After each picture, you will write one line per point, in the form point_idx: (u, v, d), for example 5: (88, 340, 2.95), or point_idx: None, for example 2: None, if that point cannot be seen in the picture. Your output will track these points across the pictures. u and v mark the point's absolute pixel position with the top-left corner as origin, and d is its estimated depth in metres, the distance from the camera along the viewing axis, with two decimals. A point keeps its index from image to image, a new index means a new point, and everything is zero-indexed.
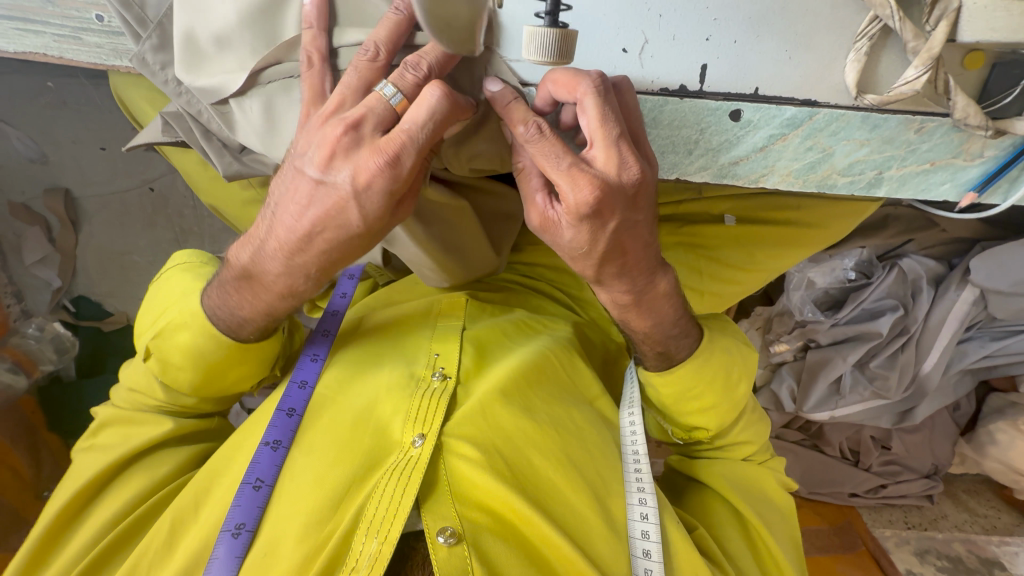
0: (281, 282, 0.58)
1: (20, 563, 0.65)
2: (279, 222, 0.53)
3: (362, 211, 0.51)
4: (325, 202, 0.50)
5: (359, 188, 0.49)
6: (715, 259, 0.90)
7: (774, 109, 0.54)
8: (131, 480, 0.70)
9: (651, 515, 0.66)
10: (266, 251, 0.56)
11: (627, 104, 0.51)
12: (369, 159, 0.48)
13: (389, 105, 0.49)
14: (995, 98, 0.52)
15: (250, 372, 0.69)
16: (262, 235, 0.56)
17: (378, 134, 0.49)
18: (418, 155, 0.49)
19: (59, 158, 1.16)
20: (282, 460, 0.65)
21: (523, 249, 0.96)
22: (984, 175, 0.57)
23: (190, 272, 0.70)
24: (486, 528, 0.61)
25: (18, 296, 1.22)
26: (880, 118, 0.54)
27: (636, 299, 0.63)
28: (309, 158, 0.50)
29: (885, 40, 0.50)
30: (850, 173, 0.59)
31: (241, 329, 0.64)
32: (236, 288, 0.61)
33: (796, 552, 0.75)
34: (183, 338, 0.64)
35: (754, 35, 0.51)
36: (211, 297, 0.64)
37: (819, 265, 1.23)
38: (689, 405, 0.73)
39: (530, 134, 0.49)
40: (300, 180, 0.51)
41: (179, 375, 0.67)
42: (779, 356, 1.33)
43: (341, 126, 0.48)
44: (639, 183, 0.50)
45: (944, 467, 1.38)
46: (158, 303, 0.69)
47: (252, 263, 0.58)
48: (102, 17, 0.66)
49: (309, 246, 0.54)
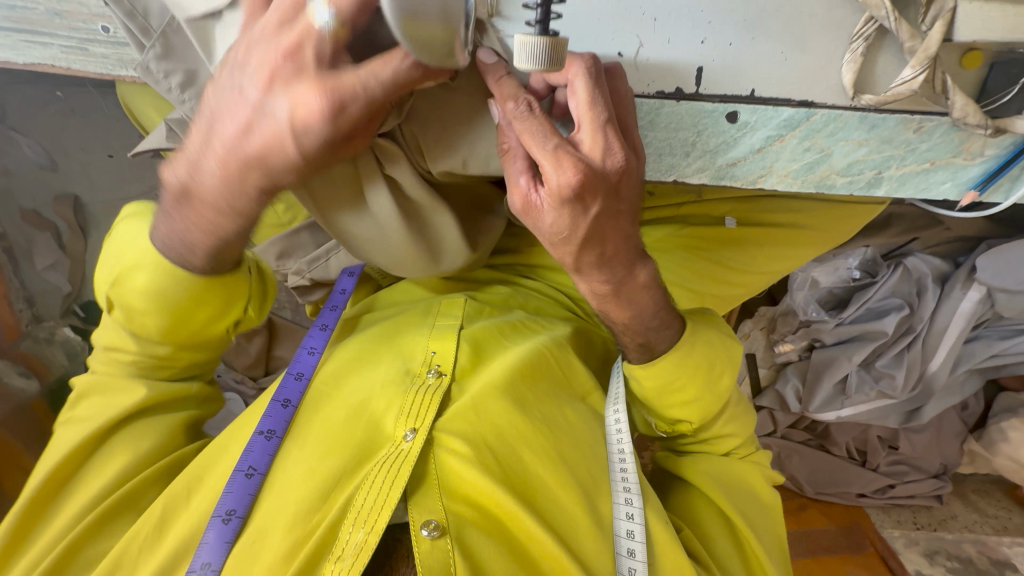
0: (217, 207, 0.54)
1: (2, 535, 0.64)
2: (215, 138, 0.49)
3: (299, 147, 0.48)
4: (260, 130, 0.47)
5: (295, 123, 0.46)
6: (716, 261, 0.90)
7: (770, 110, 0.54)
8: (117, 452, 0.70)
9: (637, 515, 0.66)
10: (200, 166, 0.52)
11: (619, 89, 0.52)
12: (308, 95, 0.44)
13: (326, 30, 0.42)
14: (994, 96, 0.52)
15: (217, 313, 0.68)
16: (196, 147, 0.51)
17: (321, 68, 0.44)
18: (365, 106, 0.46)
19: (69, 166, 1.18)
20: (275, 449, 0.66)
21: (522, 250, 0.95)
22: (985, 174, 0.57)
23: (141, 219, 0.66)
24: (472, 521, 0.61)
25: (29, 301, 1.24)
26: (878, 118, 0.54)
27: (614, 290, 0.62)
28: (247, 77, 0.46)
29: (881, 40, 0.50)
30: (849, 174, 0.59)
31: (193, 258, 0.61)
32: (181, 211, 0.57)
33: (782, 555, 0.74)
34: (141, 279, 0.62)
35: (749, 36, 0.51)
36: (161, 222, 0.60)
37: (823, 265, 1.23)
38: (671, 398, 0.72)
39: (520, 111, 0.48)
40: (234, 98, 0.47)
41: (145, 321, 0.66)
42: (784, 356, 1.33)
43: (282, 52, 0.44)
44: (622, 171, 0.52)
45: (953, 467, 1.37)
46: (112, 249, 0.66)
47: (190, 179, 0.53)
48: (108, 28, 0.68)
49: (244, 174, 0.50)
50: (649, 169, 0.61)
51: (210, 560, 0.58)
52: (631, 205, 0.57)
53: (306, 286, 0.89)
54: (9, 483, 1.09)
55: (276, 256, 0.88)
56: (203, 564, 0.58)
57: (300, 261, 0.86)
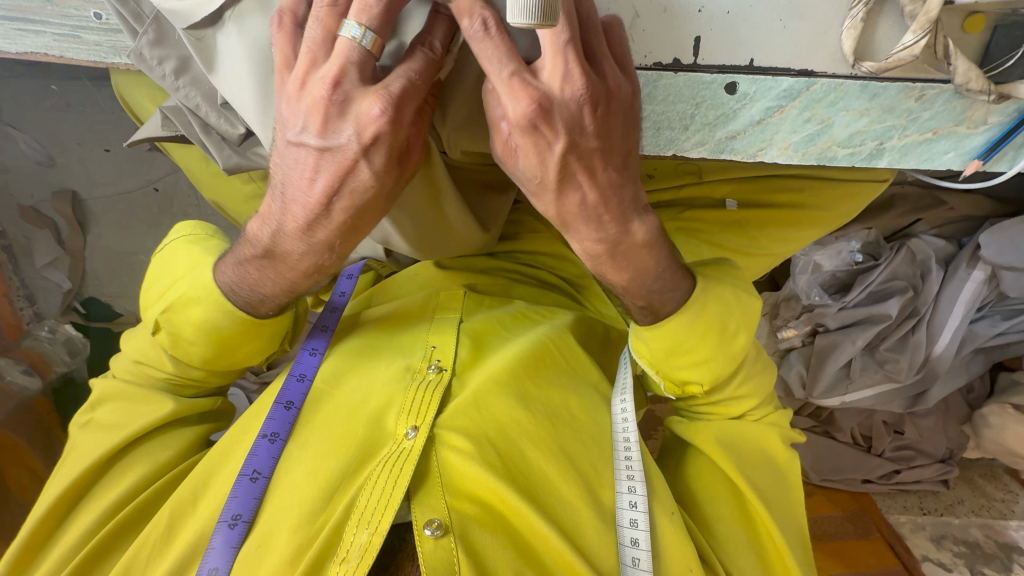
0: (306, 259, 0.60)
1: (23, 541, 0.66)
2: (295, 199, 0.55)
3: (375, 163, 0.53)
4: (336, 165, 0.52)
5: (366, 142, 0.51)
6: (716, 243, 0.89)
7: (770, 80, 0.53)
8: (133, 464, 0.71)
9: (639, 504, 0.65)
10: (285, 229, 0.58)
11: (585, 13, 0.48)
12: (368, 108, 0.49)
13: (362, 47, 0.48)
14: (997, 62, 0.51)
15: (261, 348, 0.71)
16: (275, 215, 0.58)
17: (364, 85, 0.49)
18: (417, 99, 0.50)
19: (66, 161, 1.17)
20: (279, 452, 0.65)
21: (522, 237, 0.95)
22: (988, 143, 0.56)
23: (195, 245, 0.72)
24: (474, 518, 0.60)
25: (30, 299, 1.26)
26: (879, 87, 0.53)
27: (610, 248, 0.59)
28: (305, 129, 0.51)
29: (882, 5, 0.49)
30: (849, 145, 0.58)
31: (260, 304, 0.66)
32: (258, 266, 0.62)
33: (803, 541, 0.73)
34: (195, 312, 0.66)
35: (747, 4, 0.51)
36: (223, 274, 0.65)
37: (825, 248, 1.22)
38: (680, 360, 0.70)
39: (475, 30, 0.46)
40: (303, 153, 0.53)
41: (191, 348, 0.69)
42: (787, 342, 1.31)
43: (325, 87, 0.49)
44: (587, 95, 0.48)
45: (959, 452, 1.36)
46: (166, 274, 0.71)
47: (272, 244, 0.59)
48: (100, 14, 0.67)
49: (331, 210, 0.56)
50: (648, 144, 0.60)
51: (217, 565, 0.58)
52: (612, 142, 0.53)
53: None
54: (15, 482, 1.09)
55: None
56: (211, 569, 0.58)
57: None
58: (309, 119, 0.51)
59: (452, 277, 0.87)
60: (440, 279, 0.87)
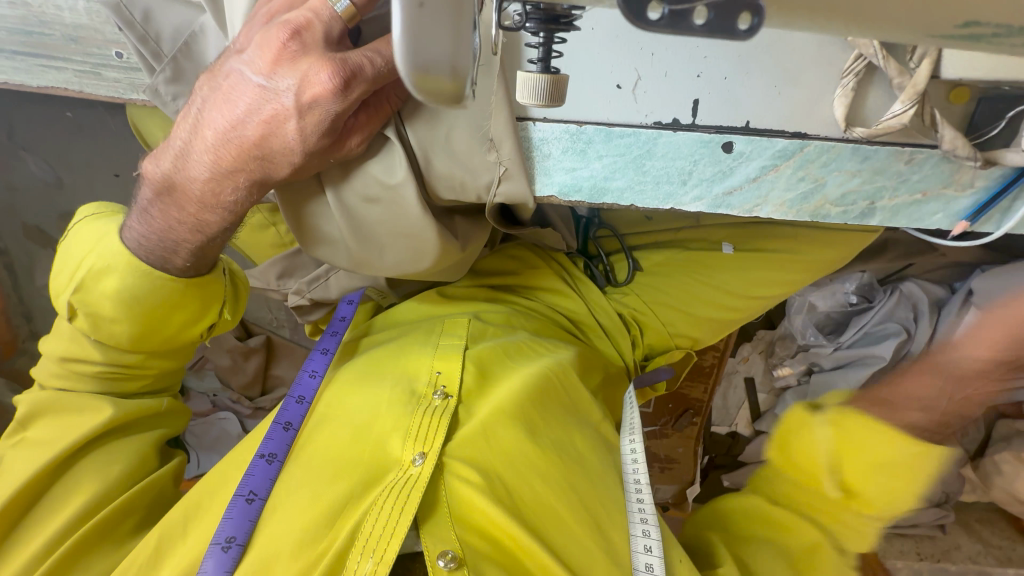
0: (207, 187, 0.62)
1: None
2: (212, 121, 0.58)
3: (301, 128, 0.55)
4: (268, 114, 0.55)
5: (301, 98, 0.53)
6: (708, 284, 0.94)
7: (765, 141, 0.56)
8: (82, 480, 0.70)
9: (654, 548, 0.64)
10: (192, 149, 0.60)
11: None
12: (321, 75, 0.52)
13: (334, 11, 0.51)
14: (981, 132, 0.53)
15: (193, 317, 0.74)
16: (188, 137, 0.60)
17: (325, 45, 0.52)
18: (373, 84, 0.53)
19: (74, 182, 1.19)
20: (276, 473, 0.68)
21: (523, 272, 0.97)
22: (976, 205, 0.58)
23: (100, 219, 0.73)
24: (485, 555, 0.59)
25: (27, 316, 1.31)
26: (870, 150, 0.56)
27: None
28: (252, 62, 0.54)
29: (871, 77, 0.52)
30: (842, 204, 0.60)
31: (174, 254, 0.67)
32: (161, 208, 0.65)
33: None
34: (109, 284, 0.68)
35: (744, 72, 0.53)
36: (131, 228, 0.67)
37: (819, 289, 1.25)
38: (882, 474, 0.71)
39: None
40: (244, 83, 0.55)
41: (115, 329, 0.70)
42: (782, 380, 1.32)
43: (286, 31, 0.52)
44: None
45: (956, 496, 1.34)
46: (74, 256, 0.71)
47: (174, 172, 0.62)
48: (122, 53, 0.70)
49: (243, 149, 0.58)
50: (648, 198, 0.62)
51: None
52: None
53: (306, 305, 0.92)
54: None
55: (278, 275, 0.93)
56: None
57: (300, 282, 0.90)
58: (258, 54, 0.54)
59: (457, 306, 0.89)
60: (444, 308, 0.89)
